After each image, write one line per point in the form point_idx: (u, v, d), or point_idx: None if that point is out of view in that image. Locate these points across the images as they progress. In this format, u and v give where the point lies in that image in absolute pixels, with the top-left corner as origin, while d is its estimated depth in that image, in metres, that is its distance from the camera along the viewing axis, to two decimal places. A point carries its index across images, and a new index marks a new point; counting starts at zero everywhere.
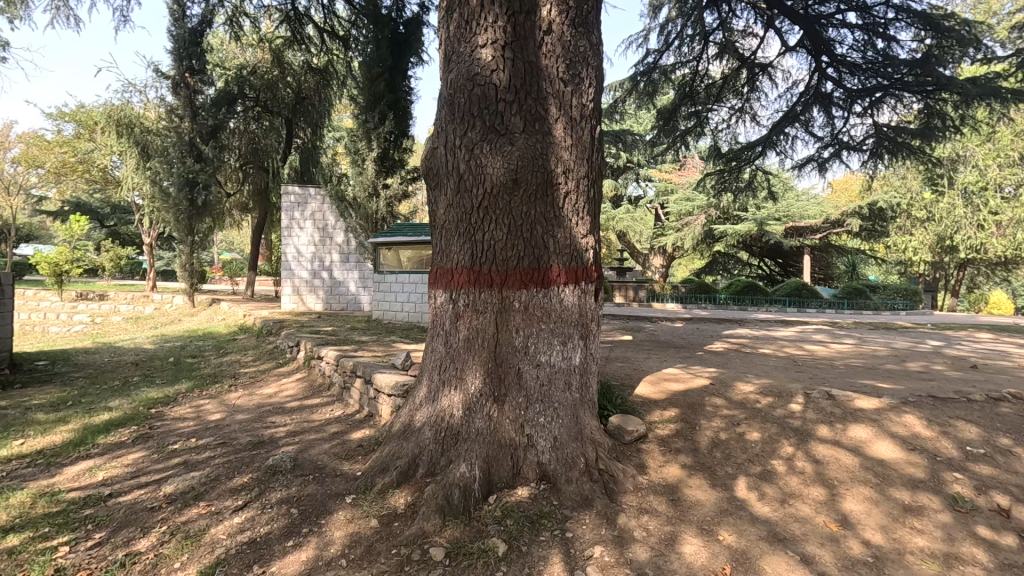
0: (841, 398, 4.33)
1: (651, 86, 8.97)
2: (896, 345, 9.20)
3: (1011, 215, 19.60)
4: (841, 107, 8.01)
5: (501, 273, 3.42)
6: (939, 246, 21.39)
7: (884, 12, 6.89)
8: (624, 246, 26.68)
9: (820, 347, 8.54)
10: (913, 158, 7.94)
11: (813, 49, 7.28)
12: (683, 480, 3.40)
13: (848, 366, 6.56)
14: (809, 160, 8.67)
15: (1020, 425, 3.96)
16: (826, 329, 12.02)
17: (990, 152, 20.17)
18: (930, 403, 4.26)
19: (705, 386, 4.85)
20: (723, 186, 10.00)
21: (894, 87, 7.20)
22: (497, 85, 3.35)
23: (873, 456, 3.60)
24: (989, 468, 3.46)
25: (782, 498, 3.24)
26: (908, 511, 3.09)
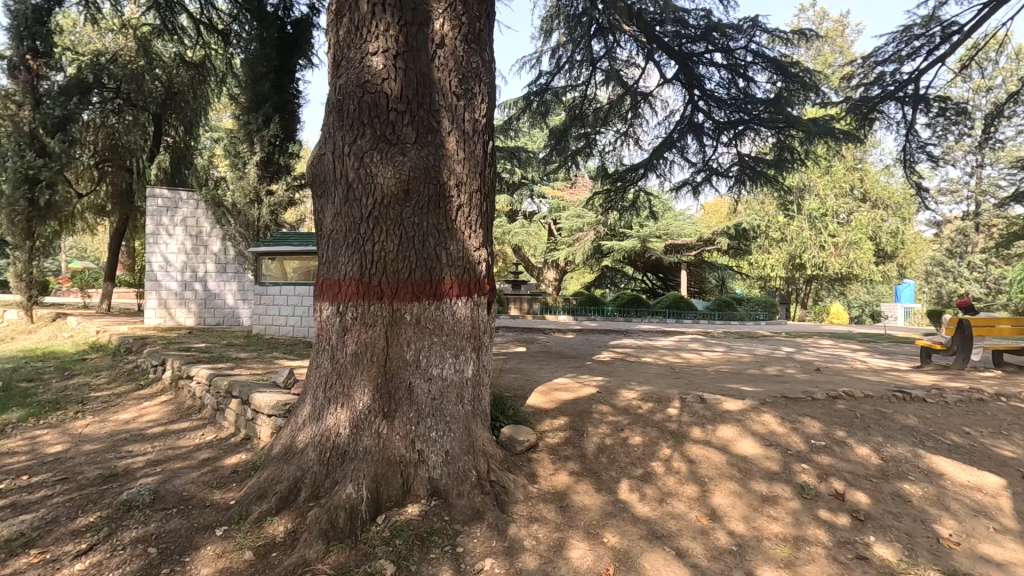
0: (711, 401, 4.74)
1: (543, 107, 9.33)
2: (757, 352, 10.25)
3: (845, 238, 22.89)
4: (710, 137, 8.84)
5: (390, 285, 3.33)
6: (791, 264, 24.03)
7: (744, 55, 7.75)
8: (519, 260, 27.29)
9: (694, 355, 9.31)
10: (769, 185, 8.97)
11: (686, 83, 7.97)
12: (571, 487, 3.51)
13: (718, 372, 7.21)
14: (685, 183, 9.47)
15: (852, 418, 4.57)
16: (699, 338, 13.10)
17: (828, 183, 23.55)
18: (783, 403, 4.79)
19: (592, 394, 5.07)
20: (610, 205, 10.58)
21: (753, 122, 8.10)
22: (389, 94, 3.30)
23: (737, 453, 3.96)
24: (830, 458, 3.94)
25: (660, 497, 3.46)
26: (765, 501, 3.43)
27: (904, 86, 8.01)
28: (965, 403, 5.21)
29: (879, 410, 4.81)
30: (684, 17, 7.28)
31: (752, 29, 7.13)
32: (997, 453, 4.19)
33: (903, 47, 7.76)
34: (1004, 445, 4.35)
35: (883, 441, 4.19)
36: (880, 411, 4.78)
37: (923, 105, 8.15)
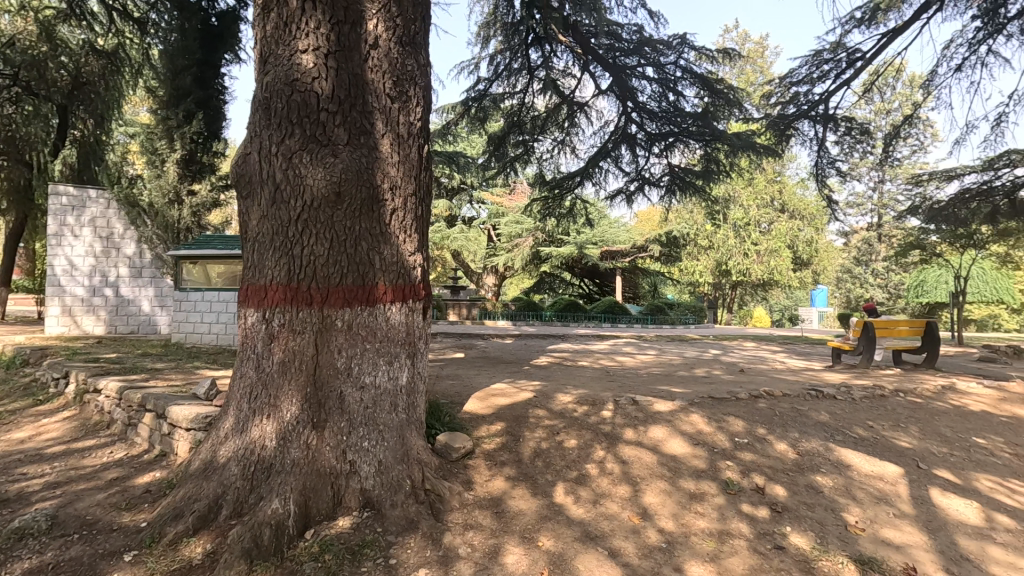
0: (643, 403, 4.89)
1: (482, 112, 9.35)
2: (687, 354, 10.71)
3: (766, 246, 24.43)
4: (643, 147, 9.17)
5: (320, 289, 3.22)
6: (717, 270, 25.31)
7: (674, 70, 8.10)
8: (459, 265, 27.19)
9: (628, 358, 9.59)
10: (696, 195, 9.40)
11: (620, 95, 8.23)
12: (507, 492, 3.52)
13: (650, 375, 7.46)
14: (619, 192, 9.76)
15: (772, 416, 4.85)
16: (633, 342, 13.52)
17: (751, 195, 24.99)
18: (709, 403, 5.01)
19: (529, 399, 5.11)
20: (548, 212, 10.73)
21: (682, 135, 8.46)
22: (320, 94, 3.20)
23: (667, 453, 4.10)
24: (752, 454, 4.15)
25: (594, 498, 3.52)
26: (692, 498, 3.57)
27: (816, 106, 8.64)
28: (870, 399, 5.65)
29: (795, 408, 5.12)
30: (618, 31, 7.52)
31: (681, 46, 7.47)
32: (897, 444, 4.56)
33: (815, 70, 8.37)
34: (903, 436, 4.75)
35: (799, 437, 4.47)
36: (796, 409, 5.10)
37: (832, 123, 8.82)
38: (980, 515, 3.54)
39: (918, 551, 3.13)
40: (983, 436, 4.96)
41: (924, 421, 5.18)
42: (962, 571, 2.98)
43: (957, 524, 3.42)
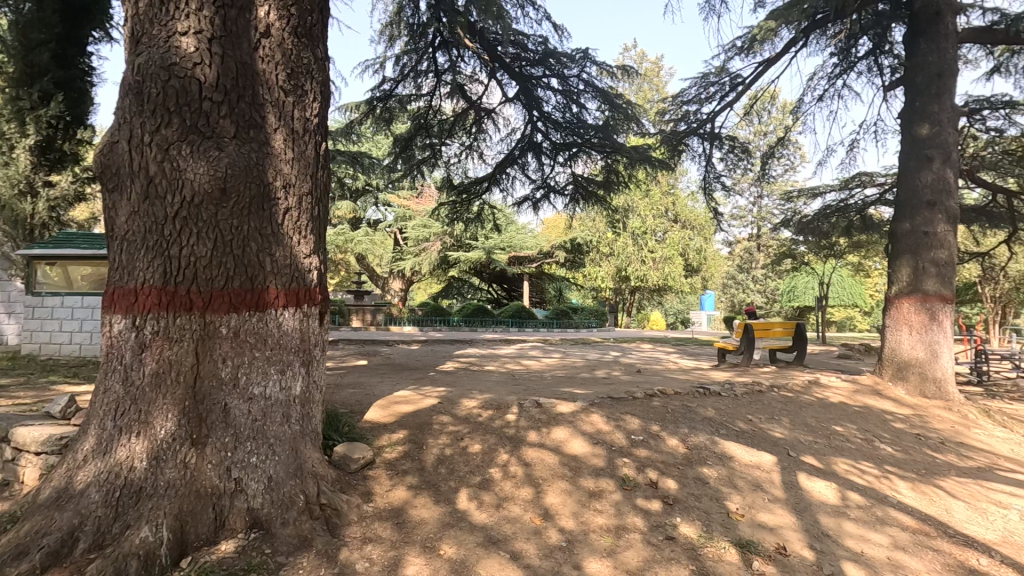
0: (546, 405, 4.99)
1: (387, 113, 9.12)
2: (589, 357, 11.13)
3: (661, 253, 26.06)
4: (548, 156, 9.40)
5: (202, 294, 2.96)
6: (618, 276, 26.61)
7: (577, 83, 8.40)
8: (364, 269, 26.38)
9: (533, 362, 9.79)
10: (599, 204, 9.80)
11: (526, 104, 8.40)
12: (409, 502, 3.42)
13: (554, 377, 7.65)
14: (526, 199, 9.95)
15: (664, 413, 5.15)
16: (539, 346, 13.84)
17: (648, 205, 26.55)
18: (608, 403, 5.21)
19: (433, 405, 5.03)
20: (456, 216, 10.68)
21: (585, 146, 8.78)
22: (202, 81, 2.95)
23: (568, 453, 4.21)
24: (646, 451, 4.36)
25: (497, 502, 3.53)
26: (592, 496, 3.69)
27: (704, 125, 9.35)
28: (749, 394, 6.17)
29: (685, 405, 5.47)
30: (523, 41, 7.68)
31: (583, 60, 7.75)
32: (771, 435, 5.00)
33: (703, 91, 9.06)
34: (777, 428, 5.22)
35: (688, 432, 4.77)
36: (686, 406, 5.45)
37: (717, 141, 9.59)
38: (838, 494, 3.97)
39: (788, 531, 3.44)
40: (841, 424, 5.58)
41: (794, 412, 5.74)
42: (823, 546, 3.31)
43: (820, 504, 3.81)
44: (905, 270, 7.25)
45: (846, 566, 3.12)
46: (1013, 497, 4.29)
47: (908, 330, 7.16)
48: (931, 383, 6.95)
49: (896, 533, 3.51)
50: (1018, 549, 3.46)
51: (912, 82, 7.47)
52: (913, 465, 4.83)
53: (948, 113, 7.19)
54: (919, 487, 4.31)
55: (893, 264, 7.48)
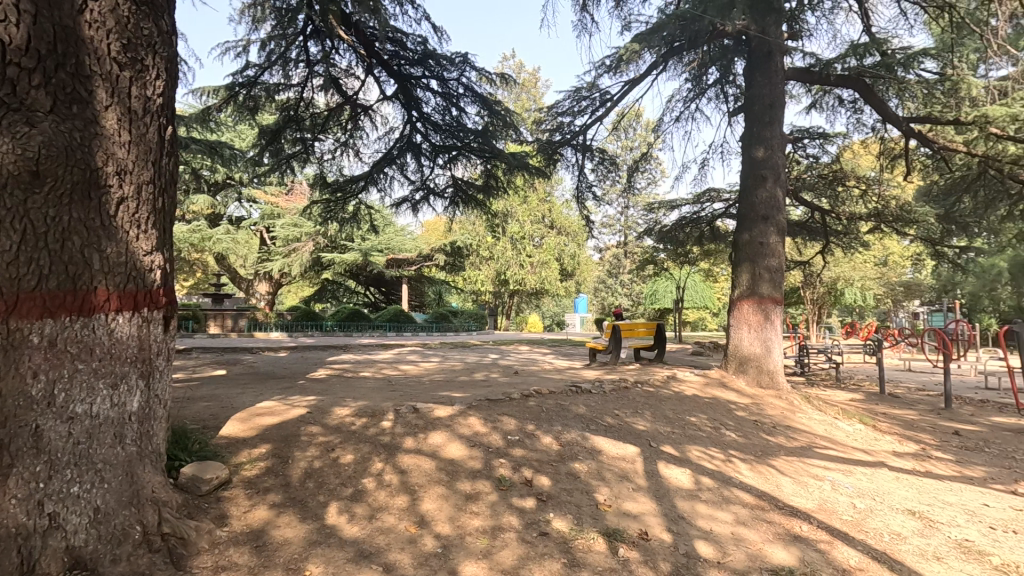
0: (423, 410, 4.89)
1: (251, 102, 8.39)
2: (468, 360, 11.18)
3: (538, 258, 27.06)
4: (428, 158, 9.28)
5: (5, 296, 2.47)
6: (497, 279, 27.13)
7: (456, 87, 8.39)
8: (224, 271, 24.13)
9: (411, 366, 9.60)
10: (478, 207, 9.88)
11: (405, 103, 8.25)
12: (271, 522, 3.15)
13: (432, 381, 7.55)
14: (404, 201, 9.73)
15: (540, 413, 5.29)
16: (418, 350, 13.63)
17: (526, 211, 27.24)
18: (486, 405, 5.25)
19: (301, 415, 4.70)
20: (329, 215, 10.14)
21: (464, 150, 8.77)
22: (6, 43, 2.47)
23: (445, 457, 4.16)
24: (522, 450, 4.45)
25: (370, 514, 3.38)
26: (468, 499, 3.68)
27: (576, 136, 9.84)
28: (616, 391, 6.58)
29: (559, 403, 5.67)
30: (402, 38, 7.50)
31: (463, 65, 7.76)
32: (635, 428, 5.37)
33: (575, 104, 9.54)
34: (640, 421, 5.62)
35: (561, 429, 4.95)
36: (559, 404, 5.67)
37: (589, 153, 10.13)
38: (691, 479, 4.35)
39: (649, 517, 3.70)
40: (694, 415, 6.16)
41: (655, 406, 6.22)
42: (679, 527, 3.61)
43: (676, 489, 4.16)
44: (745, 276, 8.20)
45: (698, 545, 3.42)
46: (827, 470, 5.01)
47: (748, 328, 8.10)
48: (765, 374, 7.92)
49: (738, 509, 3.92)
50: (830, 514, 4.04)
51: (750, 110, 8.48)
52: (752, 447, 5.46)
53: (778, 140, 8.28)
54: (756, 467, 4.87)
55: (736, 271, 8.42)
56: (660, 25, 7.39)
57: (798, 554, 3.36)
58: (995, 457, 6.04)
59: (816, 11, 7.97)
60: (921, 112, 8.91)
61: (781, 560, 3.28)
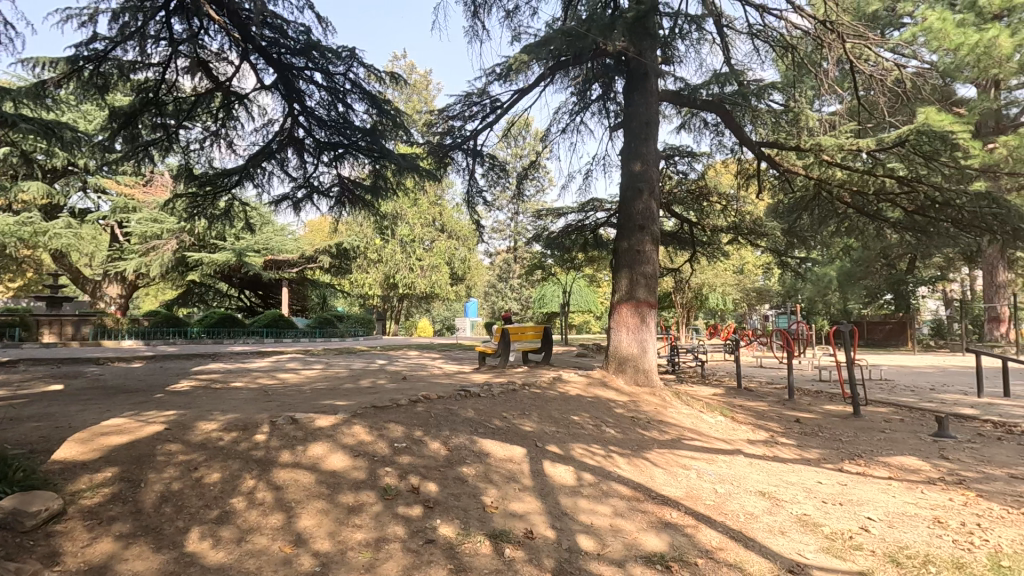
0: (302, 420, 4.58)
1: (101, 80, 7.41)
2: (353, 366, 10.73)
3: (428, 261, 26.78)
4: (311, 154, 8.80)
5: None
6: (386, 283, 26.44)
7: (343, 82, 8.04)
8: (64, 270, 21.05)
9: (290, 374, 9.01)
10: (366, 208, 9.55)
11: (286, 95, 7.76)
12: (115, 556, 2.83)
13: (313, 390, 7.12)
14: (284, 198, 9.12)
15: (428, 418, 5.20)
16: (298, 357, 12.84)
17: (416, 214, 26.93)
18: (371, 413, 5.05)
19: (157, 432, 4.20)
20: (197, 211, 9.24)
21: (351, 148, 8.41)
22: None
23: (326, 470, 3.93)
24: (409, 457, 4.33)
25: (239, 536, 3.12)
26: (351, 511, 3.51)
27: (467, 141, 9.87)
28: (504, 394, 6.67)
29: (447, 408, 5.62)
30: (282, 25, 7.03)
31: (350, 59, 7.45)
32: (522, 429, 5.47)
33: (467, 109, 9.57)
34: (527, 423, 5.73)
35: (450, 434, 4.90)
36: (448, 409, 5.61)
37: (479, 158, 10.21)
38: (574, 476, 4.52)
39: (535, 516, 3.78)
40: (577, 414, 6.42)
41: (541, 407, 6.39)
42: (562, 524, 3.72)
43: (560, 486, 4.29)
44: (624, 281, 8.74)
45: (580, 539, 3.56)
46: (694, 460, 5.46)
47: (626, 331, 8.61)
48: (642, 373, 8.48)
49: (616, 502, 4.14)
50: (696, 500, 4.40)
51: (628, 126, 9.07)
52: (629, 443, 5.80)
53: (652, 155, 8.93)
54: (633, 461, 5.17)
55: (616, 276, 8.94)
56: (548, 38, 7.64)
57: (668, 540, 3.62)
58: (827, 440, 6.98)
59: (686, 40, 8.73)
60: (770, 138, 9.94)
61: (654, 547, 3.51)
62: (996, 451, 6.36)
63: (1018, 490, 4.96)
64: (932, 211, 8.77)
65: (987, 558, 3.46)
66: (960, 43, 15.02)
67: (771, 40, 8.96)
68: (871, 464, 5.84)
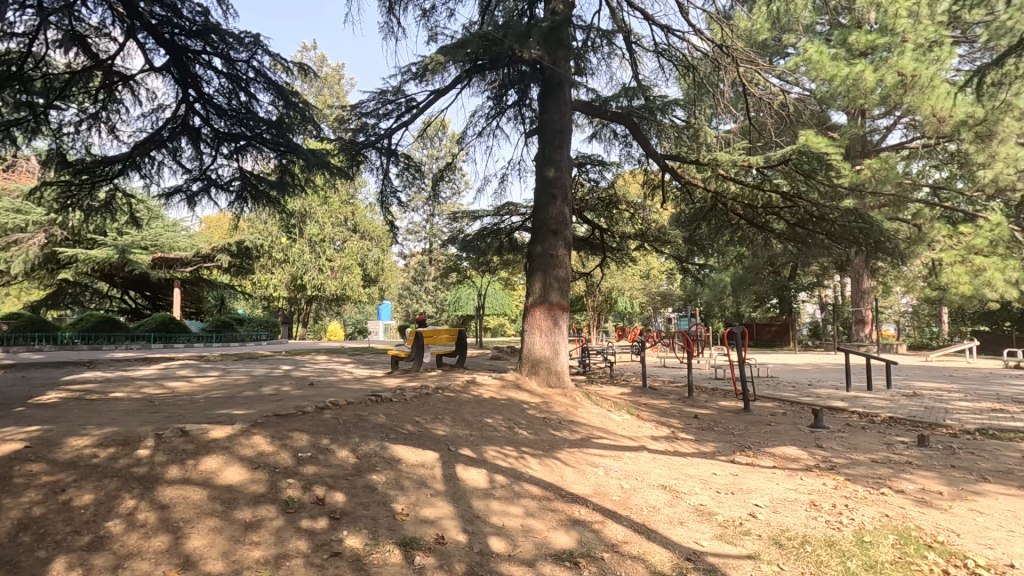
0: (194, 432, 4.21)
1: None
2: (254, 372, 10.08)
3: (339, 262, 25.79)
4: (208, 145, 8.19)
5: None
6: (292, 284, 25.18)
7: (245, 70, 7.55)
8: None
9: (181, 382, 8.29)
10: (270, 205, 9.03)
11: (179, 79, 7.16)
12: None
13: (208, 399, 6.59)
14: (177, 191, 8.40)
15: (336, 425, 4.97)
16: (191, 363, 11.86)
17: (326, 213, 25.86)
18: (273, 421, 4.74)
19: (16, 451, 3.72)
20: (71, 202, 8.28)
21: (254, 141, 7.90)
22: None
23: (221, 484, 3.66)
24: (314, 466, 4.13)
25: (114, 564, 2.91)
26: (248, 528, 3.29)
27: (381, 139, 9.61)
28: (417, 398, 6.55)
29: (357, 414, 5.42)
30: (175, 4, 6.48)
31: (254, 46, 7.01)
32: (435, 434, 5.39)
33: (380, 107, 9.33)
34: (440, 427, 5.66)
35: (359, 440, 4.72)
36: (358, 415, 5.41)
37: (394, 158, 9.98)
38: (487, 478, 4.52)
39: (446, 520, 3.74)
40: (491, 417, 6.44)
41: (455, 411, 6.33)
42: (474, 527, 3.71)
43: (473, 489, 4.27)
44: (537, 284, 8.90)
45: (491, 541, 3.56)
46: (602, 458, 5.66)
47: (539, 333, 8.76)
48: (554, 375, 8.67)
49: (527, 502, 4.18)
50: (603, 496, 4.56)
51: (543, 133, 9.27)
52: (542, 443, 5.90)
53: (566, 162, 9.18)
54: (545, 462, 5.26)
55: (529, 280, 9.08)
56: (464, 41, 7.62)
57: (577, 536, 3.72)
58: (721, 434, 7.52)
59: (597, 53, 9.07)
60: (673, 151, 10.53)
61: (563, 544, 3.60)
62: (860, 438, 7.16)
63: (878, 473, 5.60)
64: (810, 224, 9.68)
65: (853, 535, 3.87)
66: (833, 74, 17.23)
67: (675, 59, 9.54)
68: (758, 455, 6.35)
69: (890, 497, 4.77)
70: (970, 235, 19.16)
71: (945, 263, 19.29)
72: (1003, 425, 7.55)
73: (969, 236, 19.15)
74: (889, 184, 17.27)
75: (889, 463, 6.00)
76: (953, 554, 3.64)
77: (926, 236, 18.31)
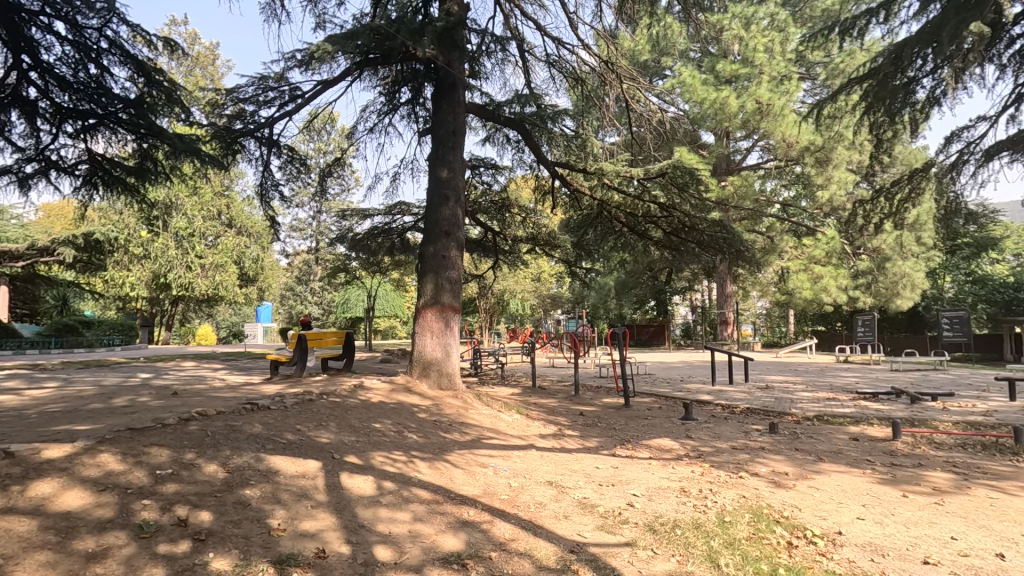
0: (21, 453, 3.61)
1: None
2: (103, 382, 8.89)
3: (211, 259, 23.66)
4: (48, 122, 7.13)
5: None
6: (154, 282, 22.70)
7: (96, 38, 6.66)
8: None
9: (8, 395, 7.10)
10: (127, 194, 8.02)
11: (9, 43, 6.15)
12: None
13: (43, 413, 5.71)
14: (4, 172, 7.18)
15: (204, 437, 4.53)
16: (22, 373, 10.24)
17: (196, 204, 23.54)
18: (125, 436, 4.20)
19: None
20: None
21: (108, 119, 6.93)
22: None
23: (57, 510, 3.18)
24: (176, 484, 3.72)
25: None
26: (90, 559, 2.89)
27: (261, 128, 8.93)
28: (298, 405, 6.16)
29: (228, 424, 4.97)
30: None
31: (107, 13, 6.19)
32: (318, 442, 5.10)
33: (260, 93, 8.68)
34: (324, 434, 5.36)
35: (231, 453, 4.33)
36: (229, 426, 4.96)
37: (275, 149, 9.32)
38: (373, 485, 4.35)
39: (328, 532, 3.54)
40: (378, 422, 6.22)
41: (340, 417, 6.04)
42: (358, 537, 3.55)
43: (358, 497, 4.09)
44: (429, 286, 8.78)
45: (376, 550, 3.44)
46: (491, 458, 5.70)
47: (430, 334, 8.64)
48: (445, 377, 8.60)
49: (416, 507, 4.09)
50: (492, 496, 4.59)
51: (436, 134, 9.19)
52: (432, 446, 5.82)
53: (459, 164, 9.15)
54: (434, 465, 5.19)
55: (421, 281, 8.93)
56: (355, 32, 7.30)
57: (465, 538, 3.71)
58: (604, 429, 7.92)
59: (490, 58, 9.16)
60: (563, 159, 10.92)
61: (450, 546, 3.57)
62: (723, 428, 7.90)
63: (739, 458, 6.22)
64: (682, 233, 10.56)
65: (716, 517, 4.26)
66: (703, 97, 19.01)
67: (565, 70, 9.92)
68: (638, 448, 6.77)
69: (747, 480, 5.32)
70: (811, 247, 21.96)
71: (791, 271, 21.97)
72: (835, 411, 8.73)
73: (811, 247, 21.97)
74: (748, 199, 19.40)
75: (747, 449, 6.68)
76: (796, 526, 4.13)
77: (776, 247, 20.75)
